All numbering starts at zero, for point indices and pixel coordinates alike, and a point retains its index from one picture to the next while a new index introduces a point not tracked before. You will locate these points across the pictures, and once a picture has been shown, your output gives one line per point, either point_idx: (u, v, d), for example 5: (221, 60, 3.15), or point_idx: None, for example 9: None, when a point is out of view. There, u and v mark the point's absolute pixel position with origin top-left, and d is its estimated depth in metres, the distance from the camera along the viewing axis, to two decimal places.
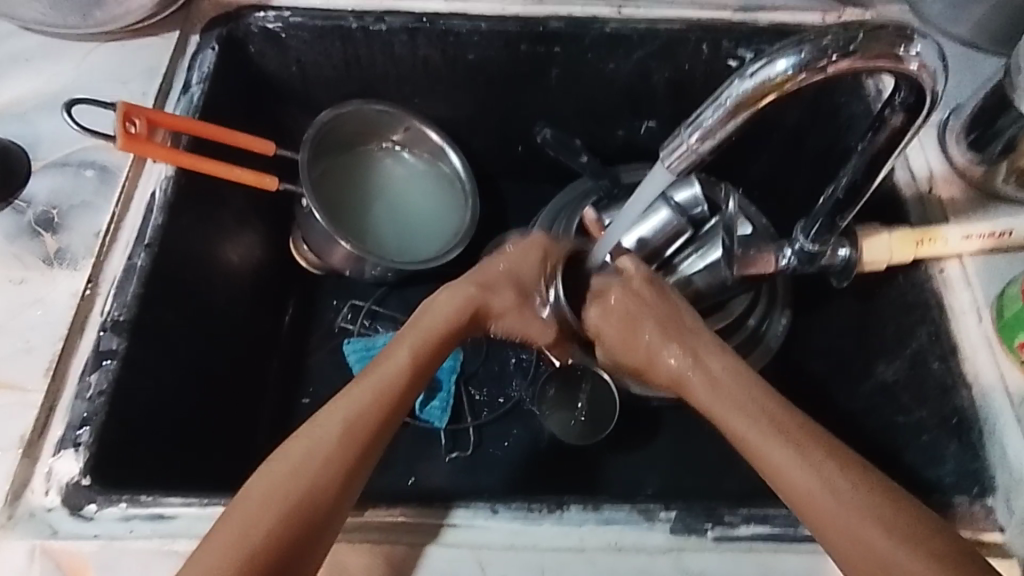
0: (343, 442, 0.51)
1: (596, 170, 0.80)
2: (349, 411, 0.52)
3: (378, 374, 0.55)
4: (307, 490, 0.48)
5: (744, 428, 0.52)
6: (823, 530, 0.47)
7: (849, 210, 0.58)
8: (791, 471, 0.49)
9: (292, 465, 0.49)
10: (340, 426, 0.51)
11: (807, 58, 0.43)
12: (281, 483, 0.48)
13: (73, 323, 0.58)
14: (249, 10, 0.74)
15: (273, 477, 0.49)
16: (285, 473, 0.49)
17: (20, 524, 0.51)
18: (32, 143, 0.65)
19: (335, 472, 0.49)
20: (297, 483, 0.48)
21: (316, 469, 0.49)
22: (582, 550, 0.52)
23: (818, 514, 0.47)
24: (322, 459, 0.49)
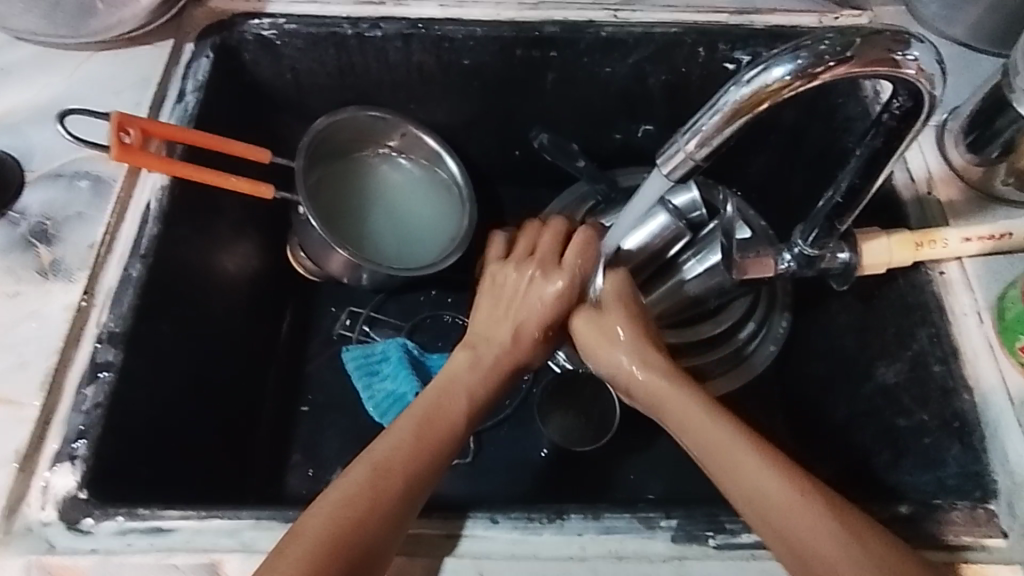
0: (407, 487, 0.51)
1: (591, 173, 0.78)
2: (399, 463, 0.51)
3: (420, 428, 0.54)
4: (365, 545, 0.47)
5: (721, 441, 0.52)
6: (795, 537, 0.47)
7: (848, 215, 0.57)
8: (772, 482, 0.49)
9: (358, 511, 0.48)
10: (398, 477, 0.51)
11: (804, 64, 0.43)
12: (335, 528, 0.47)
13: (68, 336, 0.58)
14: (243, 18, 0.73)
15: (323, 517, 0.48)
16: (336, 518, 0.48)
17: (17, 539, 0.51)
18: (26, 155, 0.65)
19: (399, 520, 0.49)
20: (365, 534, 0.47)
21: (383, 515, 0.49)
22: (583, 559, 0.52)
23: (796, 524, 0.47)
24: (387, 505, 0.49)
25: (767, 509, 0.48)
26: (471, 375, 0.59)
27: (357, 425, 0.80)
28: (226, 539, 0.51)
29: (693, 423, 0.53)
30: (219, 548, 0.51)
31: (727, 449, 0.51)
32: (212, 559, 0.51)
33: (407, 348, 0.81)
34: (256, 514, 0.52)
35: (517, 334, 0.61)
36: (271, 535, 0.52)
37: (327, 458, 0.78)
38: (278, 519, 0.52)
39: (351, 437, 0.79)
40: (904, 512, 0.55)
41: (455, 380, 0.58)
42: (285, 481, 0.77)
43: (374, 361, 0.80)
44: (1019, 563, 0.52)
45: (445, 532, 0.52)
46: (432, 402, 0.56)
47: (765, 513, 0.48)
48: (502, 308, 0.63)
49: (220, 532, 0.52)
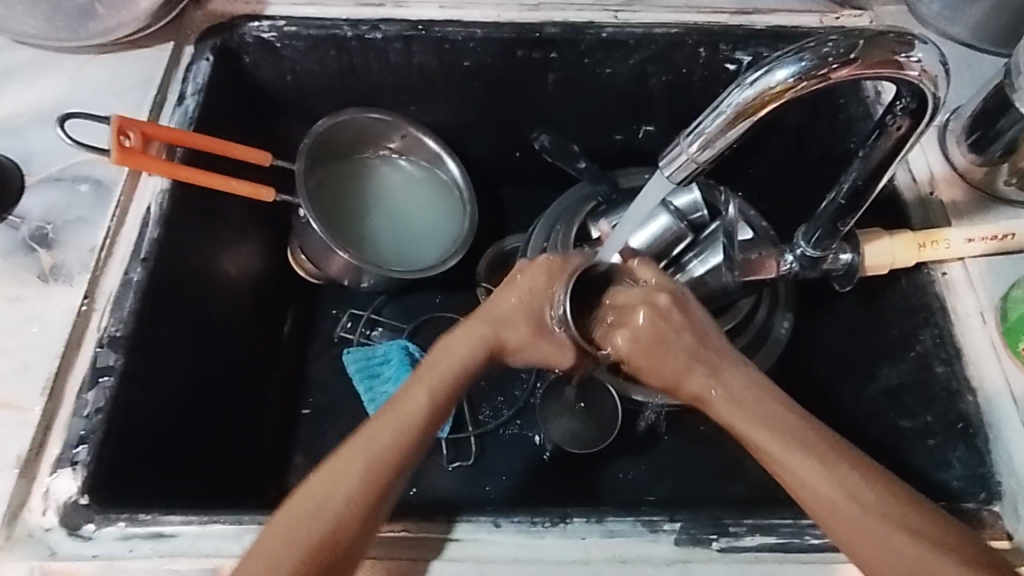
0: (367, 492, 0.48)
1: (593, 174, 0.78)
2: (386, 467, 0.49)
3: (408, 422, 0.51)
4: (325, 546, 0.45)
5: (760, 433, 0.52)
6: (847, 538, 0.47)
7: (852, 216, 0.57)
8: (819, 481, 0.49)
9: (313, 511, 0.46)
10: (359, 477, 0.48)
11: (808, 65, 0.43)
12: (298, 531, 0.46)
13: (69, 340, 0.57)
14: (243, 20, 0.73)
15: (301, 517, 0.46)
16: (323, 523, 0.46)
17: (19, 545, 0.50)
18: (26, 158, 0.65)
19: (353, 525, 0.47)
20: (320, 532, 0.46)
21: (336, 518, 0.46)
22: (587, 562, 0.52)
23: (841, 524, 0.48)
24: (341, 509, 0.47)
25: (822, 510, 0.48)
26: (470, 347, 0.56)
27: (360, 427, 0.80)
28: (229, 544, 0.51)
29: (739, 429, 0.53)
30: (222, 553, 0.51)
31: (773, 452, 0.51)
32: (215, 564, 0.50)
33: (409, 350, 0.80)
34: (259, 519, 0.52)
35: (506, 327, 0.58)
36: None
37: None
38: None
39: None
40: None
41: (454, 351, 0.56)
42: (287, 485, 0.76)
43: (376, 363, 0.80)
44: None
45: (449, 536, 0.52)
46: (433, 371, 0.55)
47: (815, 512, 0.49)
48: (491, 315, 0.58)
49: (223, 536, 0.51)
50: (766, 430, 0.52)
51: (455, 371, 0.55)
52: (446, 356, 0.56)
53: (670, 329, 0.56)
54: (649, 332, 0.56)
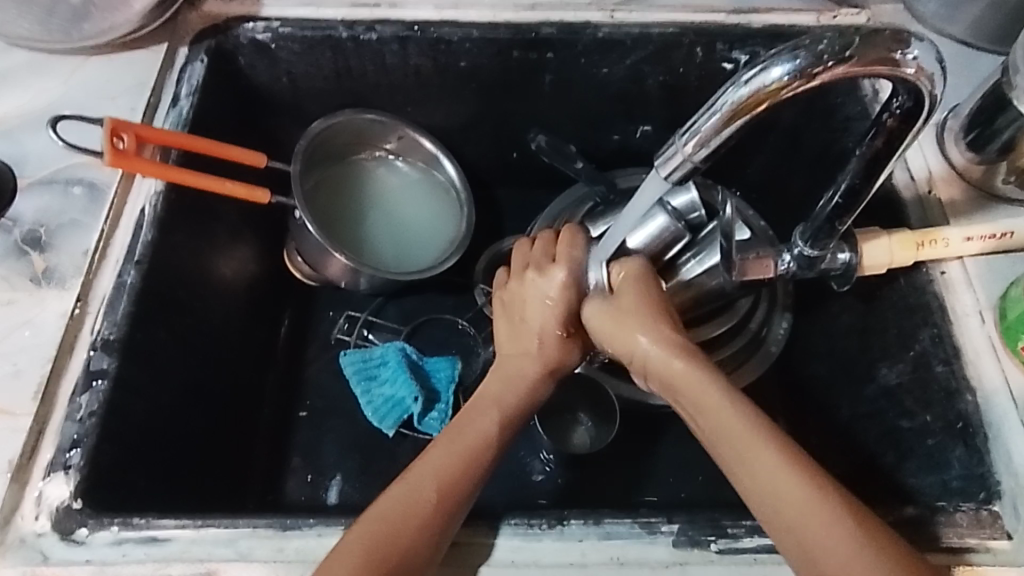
0: (443, 498, 0.50)
1: (591, 175, 0.78)
2: (456, 481, 0.51)
3: (476, 445, 0.54)
4: (403, 549, 0.47)
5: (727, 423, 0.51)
6: (802, 534, 0.46)
7: (849, 216, 0.57)
8: (781, 472, 0.48)
9: (392, 517, 0.48)
10: (434, 488, 0.50)
11: (804, 64, 0.42)
12: (378, 540, 0.47)
13: (62, 344, 0.57)
14: (238, 22, 0.73)
15: (377, 532, 0.47)
16: (402, 531, 0.48)
17: (11, 550, 0.50)
18: (20, 161, 0.65)
19: (434, 529, 0.48)
20: (397, 539, 0.47)
21: (416, 525, 0.48)
22: (584, 565, 0.51)
23: (799, 520, 0.46)
24: (422, 516, 0.49)
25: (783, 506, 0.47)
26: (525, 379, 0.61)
27: (356, 430, 0.79)
28: (223, 548, 0.51)
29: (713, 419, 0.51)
30: (216, 557, 0.50)
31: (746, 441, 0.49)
32: (209, 568, 0.50)
33: (406, 352, 0.80)
34: (253, 522, 0.52)
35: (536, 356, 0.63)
36: (268, 544, 0.51)
37: (326, 464, 0.77)
38: (276, 527, 0.52)
39: (349, 443, 0.78)
40: (908, 514, 0.54)
41: (510, 384, 0.60)
42: (283, 488, 0.76)
43: (372, 366, 0.79)
44: None
45: None
46: (495, 402, 0.58)
47: (772, 505, 0.47)
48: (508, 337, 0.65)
49: (217, 541, 0.51)
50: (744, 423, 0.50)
51: (512, 401, 0.59)
52: (504, 389, 0.60)
53: (660, 303, 0.60)
54: (646, 302, 0.60)
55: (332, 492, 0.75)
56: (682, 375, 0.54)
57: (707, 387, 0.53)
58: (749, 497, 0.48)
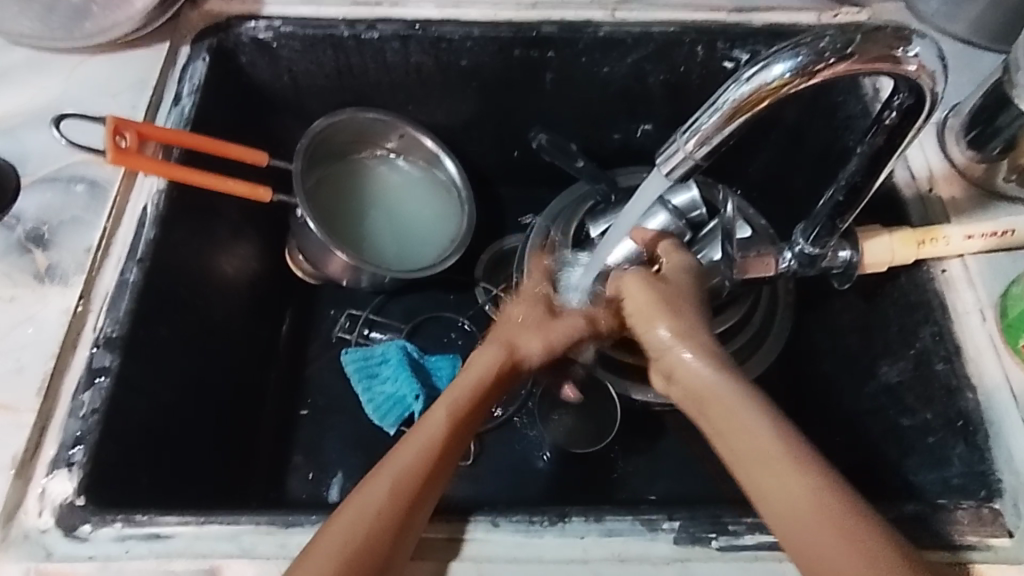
0: (395, 496, 0.47)
1: (591, 173, 0.78)
2: (411, 481, 0.48)
3: (435, 438, 0.51)
4: (355, 551, 0.45)
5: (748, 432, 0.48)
6: (829, 544, 0.42)
7: (850, 213, 0.57)
8: (803, 482, 0.45)
9: (343, 520, 0.46)
10: (386, 486, 0.48)
11: (805, 60, 0.43)
12: (334, 543, 0.45)
13: (65, 341, 0.57)
14: (239, 20, 0.73)
15: (336, 544, 0.45)
16: (353, 535, 0.45)
17: (14, 547, 0.50)
18: (22, 159, 0.65)
19: (388, 531, 0.46)
20: (347, 542, 0.45)
21: (369, 526, 0.46)
22: (586, 561, 0.51)
23: (814, 533, 0.43)
24: (373, 517, 0.46)
25: (801, 520, 0.44)
26: (489, 360, 0.57)
27: (357, 428, 0.79)
28: (226, 545, 0.51)
29: (733, 427, 0.48)
30: (218, 553, 0.51)
31: (767, 455, 0.46)
32: (212, 565, 0.50)
33: (407, 350, 0.80)
34: (256, 519, 0.52)
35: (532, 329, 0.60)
36: (271, 540, 0.51)
37: (328, 462, 0.77)
38: (278, 524, 0.52)
39: (351, 441, 0.79)
40: (909, 512, 0.54)
41: (475, 367, 0.56)
42: (285, 486, 0.76)
43: (374, 364, 0.80)
44: None
45: (446, 536, 0.52)
46: (459, 387, 0.55)
47: (792, 512, 0.44)
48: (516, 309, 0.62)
49: (220, 537, 0.51)
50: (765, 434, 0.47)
51: (472, 385, 0.55)
52: (467, 373, 0.56)
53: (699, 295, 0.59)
54: (687, 287, 0.59)
55: (334, 490, 0.75)
56: (704, 377, 0.51)
57: (730, 393, 0.50)
58: (771, 511, 0.45)
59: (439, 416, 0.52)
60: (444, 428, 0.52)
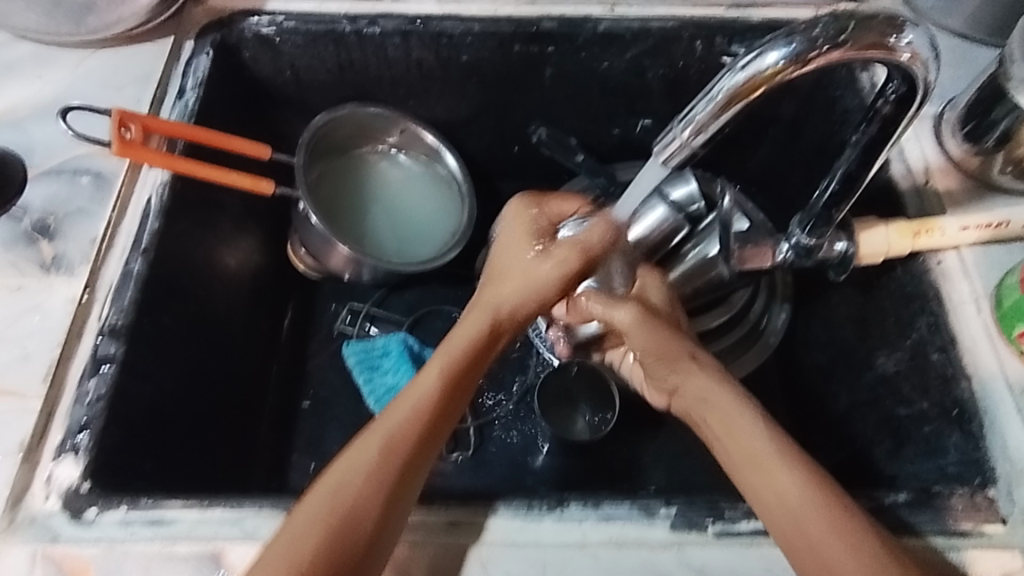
0: (386, 456, 0.50)
1: (592, 167, 0.79)
2: (404, 442, 0.51)
3: (426, 404, 0.53)
4: (348, 511, 0.48)
5: (762, 453, 0.51)
6: (820, 546, 0.47)
7: (846, 203, 0.57)
8: (799, 486, 0.50)
9: (333, 481, 0.49)
10: (376, 448, 0.50)
11: (798, 48, 0.43)
12: (327, 506, 0.47)
13: (71, 329, 0.58)
14: (242, 16, 0.74)
15: (327, 505, 0.48)
16: (344, 497, 0.48)
17: (21, 529, 0.51)
18: (28, 151, 0.66)
19: (377, 493, 0.48)
20: (338, 505, 0.48)
21: (357, 488, 0.48)
22: (584, 546, 0.52)
23: (815, 532, 0.48)
24: (362, 478, 0.49)
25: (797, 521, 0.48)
26: (477, 331, 0.58)
27: (359, 420, 0.80)
28: (229, 528, 0.52)
29: (736, 439, 0.52)
30: (221, 537, 0.51)
31: (769, 464, 0.51)
32: (215, 548, 0.51)
33: (408, 342, 0.81)
34: (259, 503, 0.53)
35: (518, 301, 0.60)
36: (273, 524, 0.52)
37: (329, 453, 0.78)
38: (279, 509, 0.52)
39: (352, 433, 0.79)
40: (903, 499, 0.55)
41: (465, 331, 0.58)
42: (287, 476, 0.77)
43: (375, 355, 0.80)
44: (1019, 549, 0.53)
45: (446, 520, 0.53)
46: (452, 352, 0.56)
47: (787, 515, 0.49)
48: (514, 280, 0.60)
49: (223, 521, 0.52)
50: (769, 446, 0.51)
51: (467, 347, 0.57)
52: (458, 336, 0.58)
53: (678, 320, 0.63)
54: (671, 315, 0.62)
55: None
56: (704, 396, 0.55)
57: (735, 408, 0.54)
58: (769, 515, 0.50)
59: (432, 378, 0.54)
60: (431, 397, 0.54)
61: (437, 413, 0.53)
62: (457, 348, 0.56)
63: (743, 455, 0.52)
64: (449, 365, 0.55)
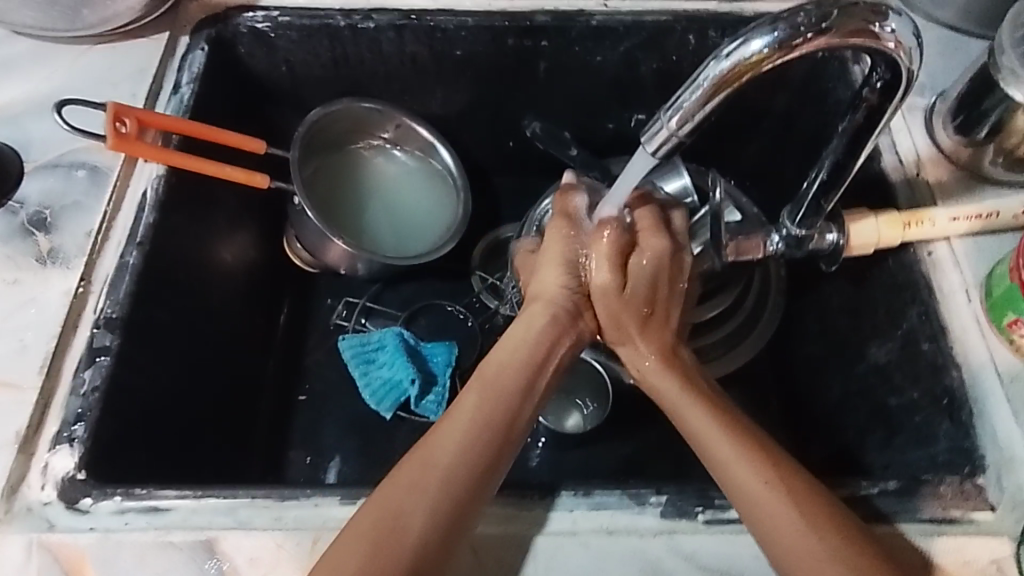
0: (424, 472, 0.49)
1: (585, 161, 0.80)
2: (445, 459, 0.49)
3: (474, 418, 0.52)
4: (386, 527, 0.46)
5: (729, 454, 0.52)
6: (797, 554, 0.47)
7: (834, 193, 0.58)
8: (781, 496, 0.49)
9: (379, 500, 0.47)
10: (413, 468, 0.49)
11: (782, 35, 0.44)
12: (372, 526, 0.46)
13: (66, 321, 0.59)
14: (237, 11, 0.74)
15: (371, 516, 0.47)
16: (389, 512, 0.47)
17: (18, 518, 0.52)
18: (25, 145, 0.66)
19: (415, 510, 0.47)
20: (375, 520, 0.46)
21: (395, 503, 0.47)
22: (574, 534, 0.52)
23: (793, 540, 0.47)
24: (406, 491, 0.48)
25: (775, 529, 0.48)
26: (528, 333, 0.58)
27: (354, 413, 0.81)
28: (222, 517, 0.52)
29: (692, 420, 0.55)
30: (215, 526, 0.52)
31: (742, 469, 0.51)
32: (209, 536, 0.51)
33: (403, 337, 0.81)
34: (252, 493, 0.53)
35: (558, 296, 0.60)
36: (266, 513, 0.52)
37: (325, 446, 0.79)
38: (272, 498, 0.53)
39: (348, 426, 0.80)
40: (893, 486, 0.55)
41: (519, 340, 0.58)
42: (284, 468, 0.77)
43: (370, 350, 0.81)
44: (1006, 536, 0.53)
45: None
46: (498, 365, 0.55)
47: (767, 518, 0.49)
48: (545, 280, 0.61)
49: (217, 510, 0.52)
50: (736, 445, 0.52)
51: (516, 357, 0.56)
52: (509, 342, 0.57)
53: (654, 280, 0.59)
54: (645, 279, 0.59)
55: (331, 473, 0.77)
56: (666, 378, 0.58)
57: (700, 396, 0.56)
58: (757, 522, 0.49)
59: (477, 395, 0.53)
60: (477, 410, 0.52)
61: (489, 425, 0.52)
62: (506, 358, 0.56)
63: (711, 454, 0.52)
64: (495, 379, 0.54)
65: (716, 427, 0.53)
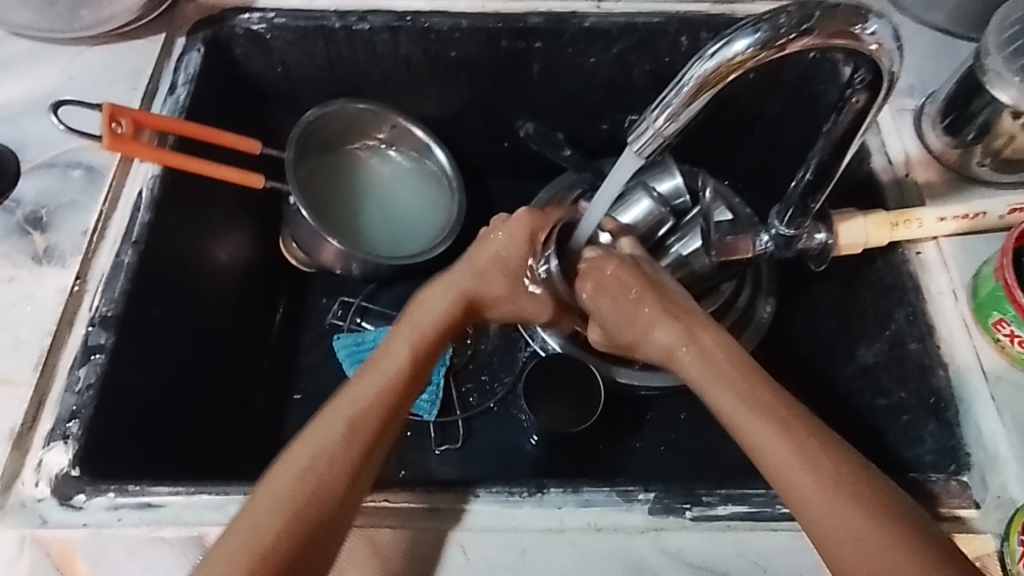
0: (350, 441, 0.49)
1: (579, 164, 0.81)
2: (365, 428, 0.50)
3: (390, 381, 0.54)
4: (315, 500, 0.47)
5: (750, 418, 0.49)
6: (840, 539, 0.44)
7: (821, 193, 0.59)
8: (813, 477, 0.46)
9: (294, 461, 0.48)
10: (342, 428, 0.50)
11: (765, 36, 0.44)
12: (295, 493, 0.47)
13: (62, 318, 0.59)
14: (233, 13, 0.75)
15: (292, 483, 0.47)
16: (308, 478, 0.47)
17: (12, 513, 0.52)
18: (22, 145, 0.67)
19: (337, 479, 0.48)
20: (299, 489, 0.47)
21: (322, 472, 0.48)
22: (561, 530, 0.53)
23: (832, 528, 0.44)
24: (328, 462, 0.48)
25: (809, 515, 0.45)
26: (446, 304, 0.61)
27: None
28: (213, 513, 0.53)
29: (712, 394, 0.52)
30: (207, 521, 0.52)
31: (772, 453, 0.47)
32: (200, 532, 0.52)
33: None
34: (244, 489, 0.54)
35: (487, 278, 0.63)
36: None
37: None
38: None
39: None
40: None
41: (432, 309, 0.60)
42: None
43: (365, 348, 0.82)
44: (992, 534, 0.53)
45: (427, 505, 0.53)
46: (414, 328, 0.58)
47: (799, 500, 0.46)
48: (483, 259, 0.63)
49: (207, 506, 0.53)
50: (770, 425, 0.48)
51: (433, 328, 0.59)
52: (422, 317, 0.60)
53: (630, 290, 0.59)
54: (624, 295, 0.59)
55: None
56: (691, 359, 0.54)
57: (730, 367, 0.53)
58: (797, 507, 0.46)
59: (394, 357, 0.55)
60: (399, 372, 0.55)
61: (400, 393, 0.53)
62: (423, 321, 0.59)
63: (733, 424, 0.50)
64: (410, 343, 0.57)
65: (749, 407, 0.49)
